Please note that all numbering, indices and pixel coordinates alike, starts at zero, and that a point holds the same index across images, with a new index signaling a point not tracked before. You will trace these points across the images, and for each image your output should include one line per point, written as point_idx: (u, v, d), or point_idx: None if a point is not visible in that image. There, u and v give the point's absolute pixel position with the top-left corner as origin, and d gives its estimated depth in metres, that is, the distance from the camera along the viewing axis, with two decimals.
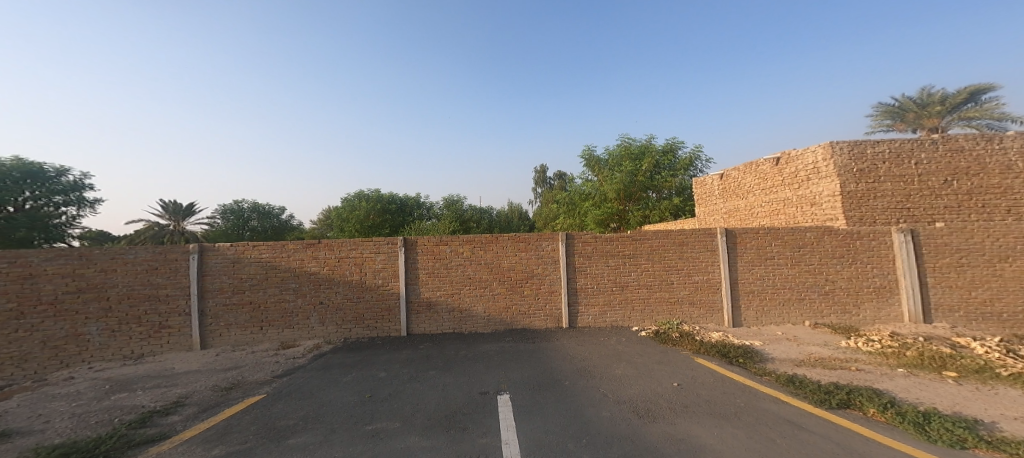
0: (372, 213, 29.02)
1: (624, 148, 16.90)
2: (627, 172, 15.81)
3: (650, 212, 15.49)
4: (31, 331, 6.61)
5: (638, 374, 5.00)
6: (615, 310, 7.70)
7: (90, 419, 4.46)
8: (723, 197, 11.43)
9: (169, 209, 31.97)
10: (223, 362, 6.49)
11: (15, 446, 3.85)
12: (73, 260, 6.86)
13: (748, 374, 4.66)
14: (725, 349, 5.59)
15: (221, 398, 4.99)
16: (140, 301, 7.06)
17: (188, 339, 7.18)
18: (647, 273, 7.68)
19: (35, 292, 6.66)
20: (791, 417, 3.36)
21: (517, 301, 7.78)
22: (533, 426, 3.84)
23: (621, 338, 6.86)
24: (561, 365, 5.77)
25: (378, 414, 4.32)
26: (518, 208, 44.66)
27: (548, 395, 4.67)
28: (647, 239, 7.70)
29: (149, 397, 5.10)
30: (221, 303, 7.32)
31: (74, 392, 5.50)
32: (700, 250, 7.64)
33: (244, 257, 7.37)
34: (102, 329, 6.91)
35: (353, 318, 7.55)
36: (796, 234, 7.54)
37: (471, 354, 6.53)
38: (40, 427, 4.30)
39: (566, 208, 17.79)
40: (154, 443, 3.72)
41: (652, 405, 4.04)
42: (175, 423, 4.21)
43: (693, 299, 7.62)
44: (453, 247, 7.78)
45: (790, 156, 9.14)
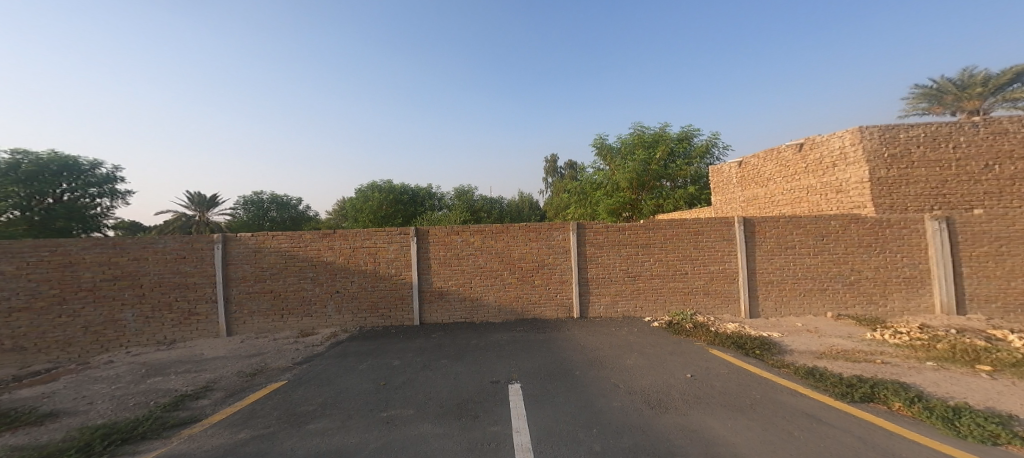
0: (384, 204, 29.32)
1: (636, 137, 16.65)
2: (639, 161, 15.57)
3: (664, 202, 15.26)
4: (71, 316, 6.92)
5: (651, 366, 4.97)
6: (628, 300, 7.67)
7: (127, 401, 4.65)
8: (741, 186, 11.23)
9: (195, 201, 32.86)
10: (246, 349, 6.67)
11: (61, 426, 4.03)
12: (107, 248, 7.09)
13: (764, 366, 4.61)
14: (740, 340, 5.53)
15: (245, 383, 5.15)
16: (170, 289, 7.28)
17: (214, 326, 7.39)
18: (660, 263, 7.61)
19: (74, 279, 6.95)
20: (809, 410, 3.31)
21: (527, 291, 7.81)
22: (544, 415, 3.89)
23: (634, 328, 6.85)
24: (572, 356, 5.78)
25: (392, 401, 4.41)
26: (529, 198, 44.34)
27: (558, 385, 4.71)
28: (661, 229, 7.60)
29: (179, 382, 5.28)
30: (243, 291, 7.50)
31: (109, 376, 5.73)
32: (719, 239, 7.52)
33: (264, 247, 7.51)
34: (137, 316, 7.15)
35: (367, 307, 7.68)
36: (819, 222, 7.37)
37: (482, 343, 6.60)
38: (82, 408, 4.50)
39: (576, 199, 17.56)
40: (185, 426, 3.85)
41: (663, 396, 4.05)
42: (204, 407, 4.36)
43: (708, 290, 7.55)
44: (464, 237, 7.83)
45: (815, 142, 8.90)
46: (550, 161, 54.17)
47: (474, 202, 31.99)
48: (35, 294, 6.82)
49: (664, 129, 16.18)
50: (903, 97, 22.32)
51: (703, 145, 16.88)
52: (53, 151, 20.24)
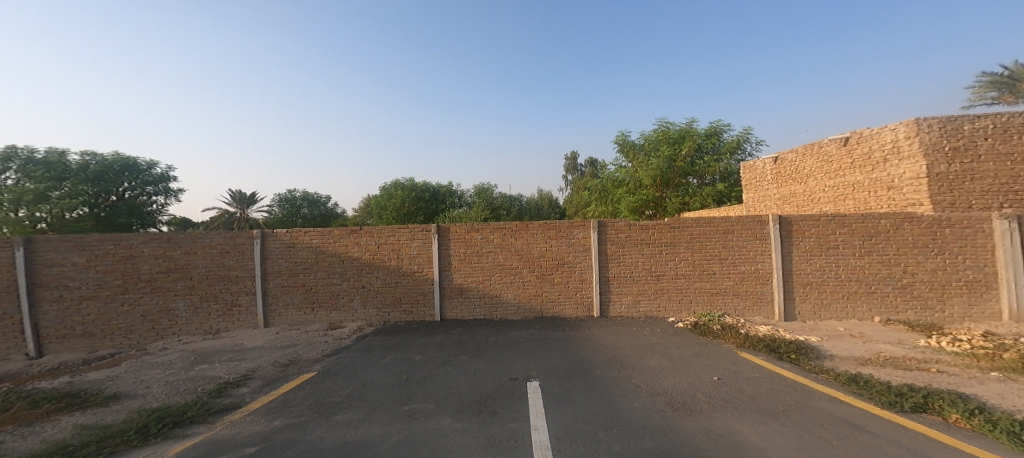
0: (406, 201, 29.72)
1: (661, 133, 16.30)
2: (664, 158, 15.18)
3: (690, 199, 14.84)
4: (131, 305, 7.38)
5: (673, 367, 4.87)
6: (651, 300, 7.54)
7: (179, 386, 4.88)
8: (776, 183, 10.87)
9: (236, 199, 34.13)
10: (281, 340, 6.90)
11: (122, 407, 4.27)
12: (163, 243, 7.45)
13: (801, 371, 4.44)
14: (773, 344, 5.34)
15: (281, 373, 5.32)
16: (216, 281, 7.59)
17: (253, 317, 7.65)
18: (686, 262, 7.44)
19: (135, 271, 7.37)
20: (850, 418, 3.17)
21: (546, 289, 7.78)
22: (561, 413, 3.87)
23: (658, 328, 6.72)
24: (592, 355, 5.73)
25: (414, 395, 4.47)
26: (550, 196, 44.09)
27: (576, 384, 4.67)
28: (687, 227, 7.43)
29: (223, 370, 5.50)
30: (279, 285, 7.73)
31: (163, 362, 6.04)
32: (751, 239, 7.29)
33: (297, 243, 7.72)
34: (188, 306, 7.52)
35: (391, 302, 7.81)
36: (867, 221, 7.05)
37: (501, 340, 6.62)
38: (140, 392, 4.75)
39: (597, 196, 17.35)
40: (227, 412, 4.02)
41: (687, 399, 3.97)
42: (245, 394, 4.53)
43: (738, 291, 7.35)
44: (484, 234, 7.84)
45: (862, 136, 8.48)
46: (570, 159, 53.79)
47: (495, 199, 32.22)
48: (101, 284, 7.32)
49: (691, 125, 15.74)
50: (971, 85, 21.17)
51: (732, 141, 16.38)
52: (117, 153, 21.32)
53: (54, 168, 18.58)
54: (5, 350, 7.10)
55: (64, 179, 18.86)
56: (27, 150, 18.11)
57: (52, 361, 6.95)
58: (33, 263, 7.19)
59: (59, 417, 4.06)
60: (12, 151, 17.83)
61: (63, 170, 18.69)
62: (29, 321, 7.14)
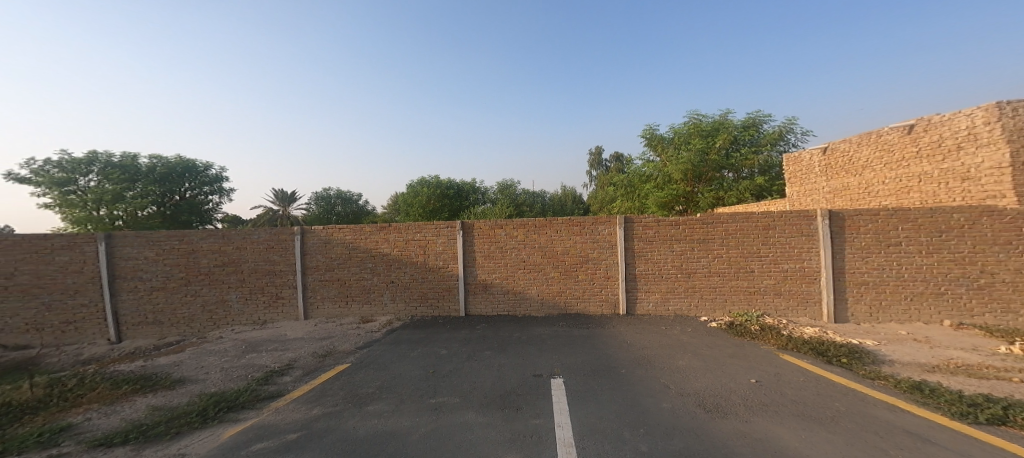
0: (432, 198, 30.09)
1: (692, 125, 15.75)
2: (695, 151, 14.58)
3: (724, 194, 14.30)
4: (192, 296, 7.92)
5: (706, 368, 4.70)
6: (680, 298, 7.32)
7: (234, 372, 5.12)
8: (826, 175, 9.67)
9: (278, 197, 35.40)
10: (318, 332, 7.09)
11: (186, 391, 4.56)
12: (218, 238, 7.89)
13: (855, 377, 4.15)
14: (822, 347, 5.02)
15: (319, 363, 5.48)
16: (263, 274, 7.93)
17: (294, 309, 7.93)
18: (719, 259, 7.18)
19: (195, 264, 7.90)
20: (911, 428, 2.96)
21: (571, 286, 7.68)
22: (586, 411, 3.79)
23: (688, 328, 6.50)
24: (617, 353, 5.60)
25: (439, 389, 4.50)
26: (574, 192, 43.58)
27: (600, 382, 4.58)
28: (722, 223, 7.15)
29: (269, 358, 5.71)
30: (317, 279, 7.95)
31: (219, 349, 6.34)
32: (794, 234, 6.92)
33: (332, 239, 7.90)
34: (239, 297, 7.92)
35: (417, 297, 7.90)
36: (935, 215, 6.44)
37: (524, 336, 6.58)
38: (201, 377, 5.03)
39: (624, 191, 17.01)
40: (273, 399, 4.19)
41: (721, 401, 3.81)
42: (288, 383, 4.70)
43: (780, 290, 7.01)
44: (508, 231, 7.81)
45: (930, 122, 7.27)
46: (595, 154, 52.93)
47: (518, 196, 32.27)
48: (168, 276, 7.92)
49: (726, 116, 15.12)
50: None
51: (773, 132, 15.62)
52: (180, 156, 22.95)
53: (128, 170, 24.69)
54: (89, 335, 7.87)
55: (136, 180, 24.82)
56: (104, 158, 24.42)
57: (129, 347, 7.64)
58: (112, 256, 7.87)
59: (133, 398, 4.40)
60: (95, 157, 23.91)
61: (134, 173, 24.81)
62: (110, 309, 7.87)
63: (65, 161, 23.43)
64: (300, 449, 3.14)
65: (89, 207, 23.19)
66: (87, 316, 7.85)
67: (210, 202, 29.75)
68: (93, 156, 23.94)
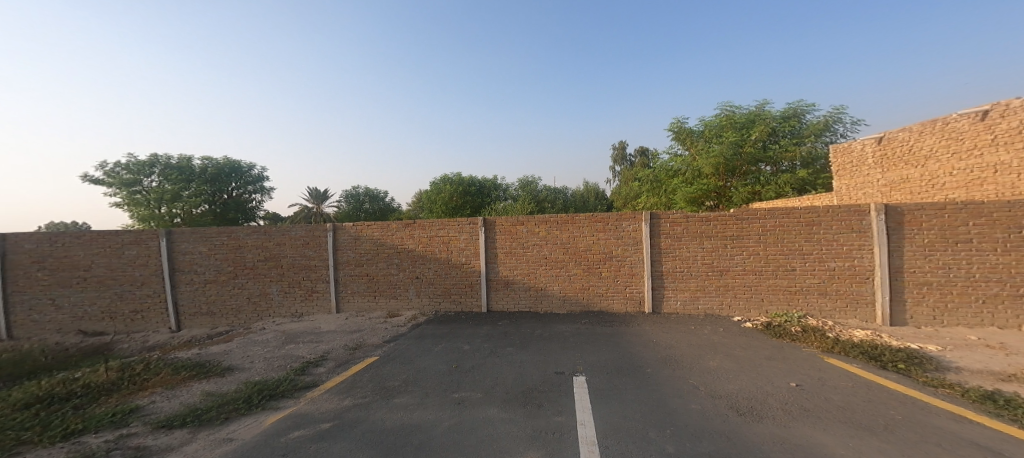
0: (455, 195, 30.38)
1: (725, 118, 15.23)
2: (728, 144, 13.93)
3: (761, 188, 13.47)
4: (238, 289, 8.25)
5: (741, 370, 4.51)
6: (711, 297, 7.09)
7: (275, 362, 5.29)
8: (881, 167, 8.80)
9: (312, 196, 36.68)
10: (349, 325, 7.26)
11: (233, 379, 4.75)
12: (261, 234, 8.17)
13: (916, 385, 3.86)
14: (875, 352, 4.72)
15: (350, 355, 5.60)
16: (299, 270, 8.17)
17: (327, 303, 8.13)
18: (754, 257, 6.90)
19: (241, 259, 8.21)
20: (980, 440, 2.75)
21: (594, 283, 7.57)
22: (610, 410, 3.71)
23: (719, 328, 6.27)
24: (642, 352, 5.47)
25: (462, 383, 4.51)
26: (596, 187, 42.95)
27: (625, 381, 4.47)
28: (759, 219, 6.84)
29: (306, 350, 5.88)
30: (348, 274, 8.12)
31: (261, 339, 6.59)
32: (843, 231, 6.52)
33: (362, 235, 8.05)
34: (280, 291, 8.20)
35: (441, 292, 7.96)
36: (1012, 210, 5.89)
37: (546, 333, 6.52)
38: (246, 365, 5.24)
39: (649, 187, 16.60)
40: (309, 389, 4.31)
41: (757, 405, 3.65)
42: (322, 374, 4.82)
43: (825, 290, 6.63)
44: (530, 227, 7.75)
45: (1009, 107, 6.71)
46: (619, 149, 51.81)
47: (539, 192, 32.24)
48: (219, 270, 8.27)
49: (763, 106, 14.36)
50: None
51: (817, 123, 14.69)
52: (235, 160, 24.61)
53: (184, 172, 27.03)
54: (153, 324, 8.37)
55: (190, 181, 27.13)
56: (164, 161, 26.71)
57: (185, 336, 8.08)
58: (171, 251, 8.28)
59: (190, 383, 4.63)
60: (156, 161, 26.39)
61: (189, 174, 27.11)
62: (170, 300, 8.32)
63: (131, 163, 26.15)
64: (334, 438, 3.20)
65: (152, 206, 25.81)
66: (150, 306, 8.34)
67: (252, 201, 31.40)
68: (155, 159, 26.48)
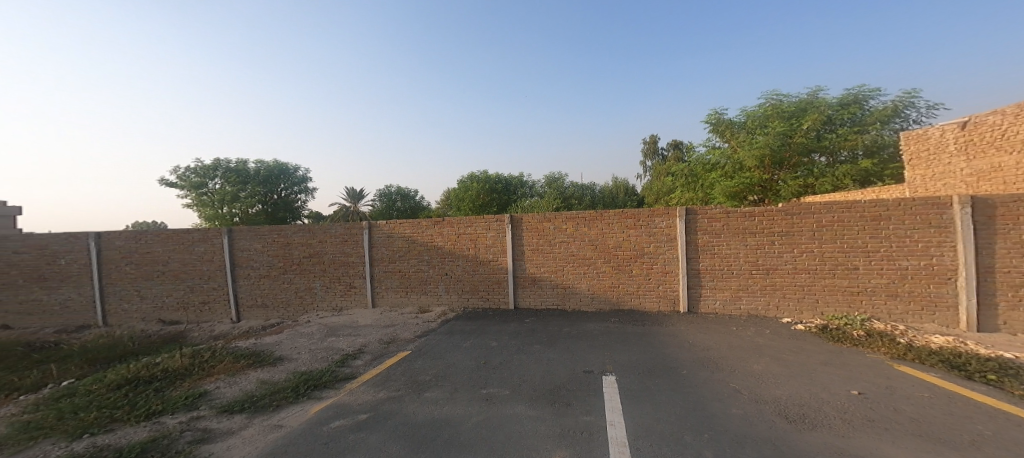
0: (481, 193, 30.52)
1: (770, 108, 14.15)
2: (775, 135, 12.82)
3: (815, 181, 12.42)
4: (287, 284, 8.56)
5: (791, 375, 4.21)
6: (756, 297, 6.73)
7: (319, 354, 5.44)
8: (968, 154, 7.55)
9: (350, 195, 37.96)
10: (383, 320, 7.38)
11: (284, 368, 4.91)
12: (306, 232, 8.44)
13: (1010, 399, 3.44)
14: (956, 360, 4.28)
15: (384, 349, 5.68)
16: (338, 266, 8.39)
17: (364, 298, 8.31)
18: (807, 255, 6.45)
19: (290, 255, 8.52)
20: None
21: (624, 281, 7.36)
22: (641, 411, 3.56)
23: (766, 330, 5.93)
24: (677, 353, 5.24)
25: (490, 380, 4.46)
26: (625, 183, 42.01)
27: (658, 382, 4.29)
28: (815, 215, 6.38)
29: (345, 343, 6.01)
30: (382, 270, 8.26)
31: (307, 332, 6.80)
32: (918, 226, 5.90)
33: (394, 233, 8.17)
34: (322, 286, 8.46)
35: (469, 289, 7.97)
36: None
37: (574, 332, 6.38)
38: (294, 356, 5.41)
39: (684, 182, 16.05)
40: (348, 381, 4.38)
41: (810, 412, 3.40)
42: (360, 366, 4.90)
43: (897, 292, 6.03)
44: (557, 224, 7.62)
45: None
46: (651, 143, 50.25)
47: (567, 189, 31.98)
48: (272, 265, 8.61)
49: (815, 92, 13.17)
50: None
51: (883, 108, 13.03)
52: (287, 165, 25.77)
53: (241, 175, 28.65)
54: (220, 315, 8.82)
55: (247, 184, 28.70)
56: (226, 165, 28.44)
57: (243, 327, 8.46)
58: (231, 247, 8.71)
59: (247, 371, 4.84)
60: (218, 165, 28.29)
61: (246, 176, 28.71)
62: (232, 294, 8.72)
63: (198, 168, 28.16)
64: (369, 429, 3.22)
65: (216, 206, 27.94)
66: (216, 298, 8.79)
67: (299, 200, 32.77)
68: (219, 163, 28.27)
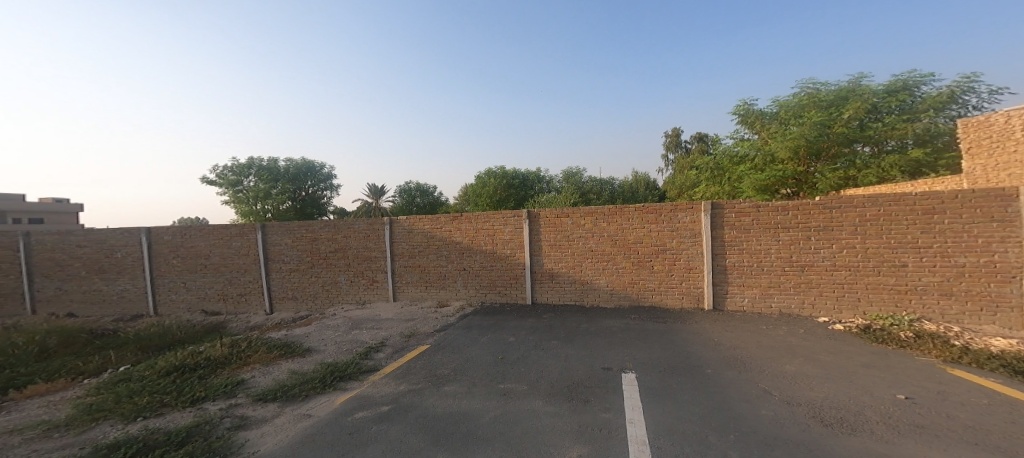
0: (498, 188, 30.52)
1: (807, 96, 13.13)
2: (812, 125, 11.76)
3: (857, 173, 11.46)
4: (315, 277, 8.74)
5: (828, 377, 4.02)
6: (789, 295, 6.45)
7: (344, 346, 5.52)
8: None
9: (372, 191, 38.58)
10: (404, 314, 7.45)
11: (312, 359, 5.01)
12: (332, 227, 8.59)
13: None
14: (1019, 365, 3.96)
15: (405, 342, 5.73)
16: (360, 261, 8.50)
17: (386, 292, 8.41)
18: (847, 251, 6.13)
19: (317, 249, 8.69)
20: None
21: (645, 277, 7.20)
22: (663, 410, 3.45)
23: (799, 329, 5.70)
24: (701, 352, 5.09)
25: (507, 375, 4.42)
26: (646, 178, 41.22)
27: (680, 381, 4.16)
28: (858, 208, 6.04)
29: (368, 335, 6.09)
30: (403, 265, 8.32)
31: (332, 325, 6.92)
32: (978, 220, 5.46)
33: (414, 228, 8.21)
34: (347, 280, 8.60)
35: (487, 284, 7.95)
36: None
37: (593, 328, 6.28)
38: (322, 347, 5.52)
39: (709, 175, 15.61)
40: (372, 373, 4.43)
41: (848, 416, 3.23)
42: (382, 359, 4.95)
43: (952, 291, 5.59)
44: (575, 219, 7.50)
45: None
46: (672, 136, 49.00)
47: (584, 184, 31.68)
48: (301, 259, 8.80)
49: (858, 77, 11.87)
50: None
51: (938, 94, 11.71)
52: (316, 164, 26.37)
53: (273, 172, 29.61)
54: (255, 306, 9.09)
55: (277, 181, 29.60)
56: (259, 163, 29.39)
57: (275, 318, 8.68)
58: (265, 242, 8.94)
59: (279, 361, 4.96)
60: (252, 163, 29.30)
61: (276, 174, 29.63)
62: (265, 286, 8.96)
63: (233, 167, 29.24)
64: (391, 421, 3.23)
65: (251, 203, 28.98)
66: (252, 290, 9.06)
67: (324, 197, 33.53)
68: (252, 161, 29.29)
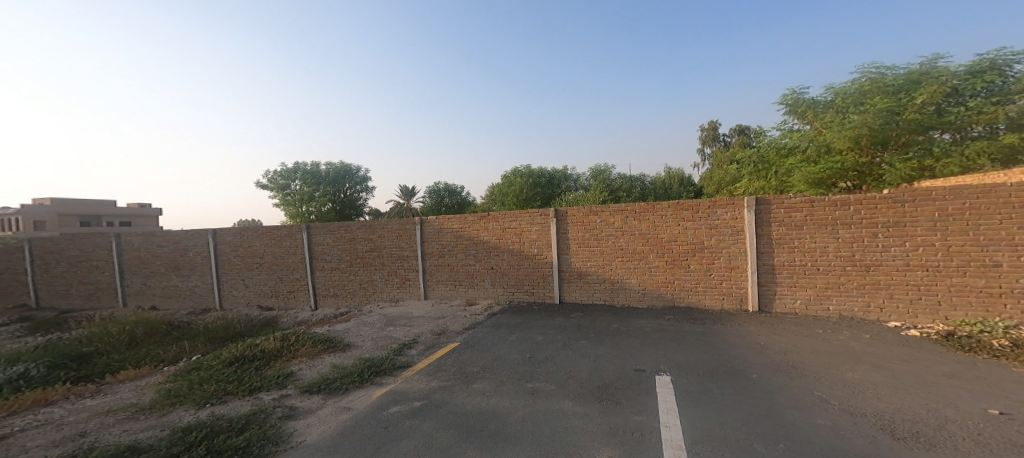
0: (525, 187, 30.39)
1: (869, 82, 11.63)
2: (876, 112, 10.20)
3: (930, 165, 9.91)
4: (354, 275, 8.97)
5: (897, 387, 3.68)
6: (852, 297, 6.01)
7: (380, 342, 5.60)
8: None
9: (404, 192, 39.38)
10: (434, 312, 7.50)
11: (351, 354, 5.11)
12: (368, 227, 8.78)
13: None
14: None
15: (436, 340, 5.75)
16: (394, 260, 8.64)
17: (417, 290, 8.51)
18: (923, 249, 5.62)
19: (355, 249, 8.91)
20: None
21: (680, 276, 6.91)
22: (702, 415, 3.25)
23: (862, 334, 5.29)
24: (742, 355, 4.81)
25: (536, 374, 4.33)
26: (680, 174, 39.81)
27: (721, 385, 3.93)
28: (939, 202, 5.49)
29: (402, 332, 6.16)
30: (434, 264, 8.39)
31: (369, 321, 7.06)
32: None
33: (444, 227, 8.25)
34: (383, 278, 8.76)
35: (515, 283, 7.88)
36: None
37: (623, 328, 6.08)
38: (360, 343, 5.62)
39: (754, 168, 14.80)
40: (405, 369, 4.46)
41: (922, 430, 2.94)
42: (415, 355, 4.98)
43: None
44: (604, 217, 7.31)
45: None
46: (706, 130, 47.14)
47: (613, 182, 31.05)
48: (341, 258, 9.05)
49: (932, 58, 10.34)
50: None
51: None
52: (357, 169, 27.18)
53: (317, 176, 30.88)
54: (301, 303, 9.44)
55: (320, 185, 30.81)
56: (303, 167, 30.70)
57: (319, 315, 8.96)
58: (310, 242, 9.26)
59: (322, 355, 5.09)
60: (299, 168, 30.62)
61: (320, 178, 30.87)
62: (310, 284, 9.30)
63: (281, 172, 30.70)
64: (422, 416, 3.22)
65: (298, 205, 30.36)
66: (298, 288, 9.42)
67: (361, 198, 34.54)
68: (299, 166, 30.65)
